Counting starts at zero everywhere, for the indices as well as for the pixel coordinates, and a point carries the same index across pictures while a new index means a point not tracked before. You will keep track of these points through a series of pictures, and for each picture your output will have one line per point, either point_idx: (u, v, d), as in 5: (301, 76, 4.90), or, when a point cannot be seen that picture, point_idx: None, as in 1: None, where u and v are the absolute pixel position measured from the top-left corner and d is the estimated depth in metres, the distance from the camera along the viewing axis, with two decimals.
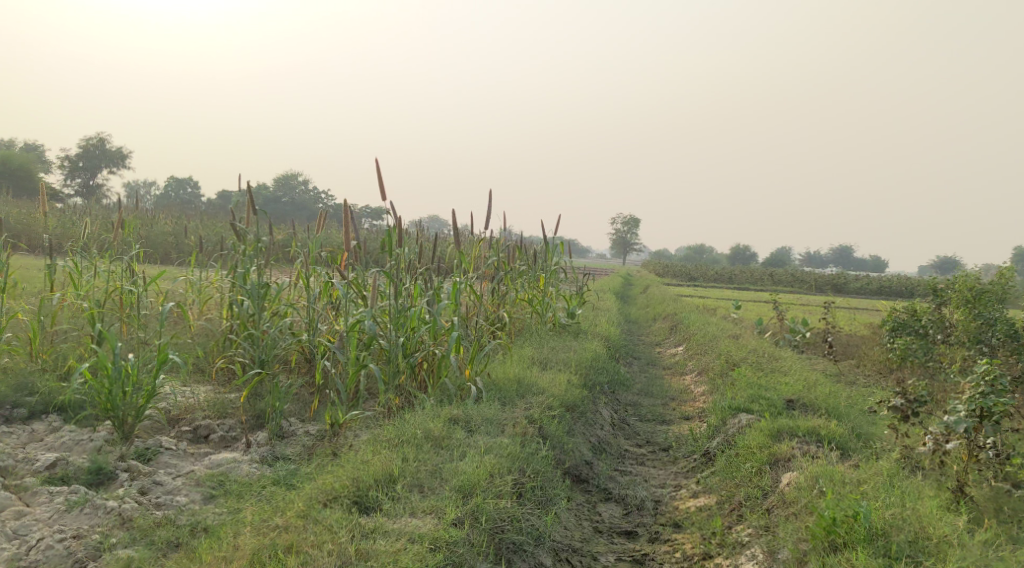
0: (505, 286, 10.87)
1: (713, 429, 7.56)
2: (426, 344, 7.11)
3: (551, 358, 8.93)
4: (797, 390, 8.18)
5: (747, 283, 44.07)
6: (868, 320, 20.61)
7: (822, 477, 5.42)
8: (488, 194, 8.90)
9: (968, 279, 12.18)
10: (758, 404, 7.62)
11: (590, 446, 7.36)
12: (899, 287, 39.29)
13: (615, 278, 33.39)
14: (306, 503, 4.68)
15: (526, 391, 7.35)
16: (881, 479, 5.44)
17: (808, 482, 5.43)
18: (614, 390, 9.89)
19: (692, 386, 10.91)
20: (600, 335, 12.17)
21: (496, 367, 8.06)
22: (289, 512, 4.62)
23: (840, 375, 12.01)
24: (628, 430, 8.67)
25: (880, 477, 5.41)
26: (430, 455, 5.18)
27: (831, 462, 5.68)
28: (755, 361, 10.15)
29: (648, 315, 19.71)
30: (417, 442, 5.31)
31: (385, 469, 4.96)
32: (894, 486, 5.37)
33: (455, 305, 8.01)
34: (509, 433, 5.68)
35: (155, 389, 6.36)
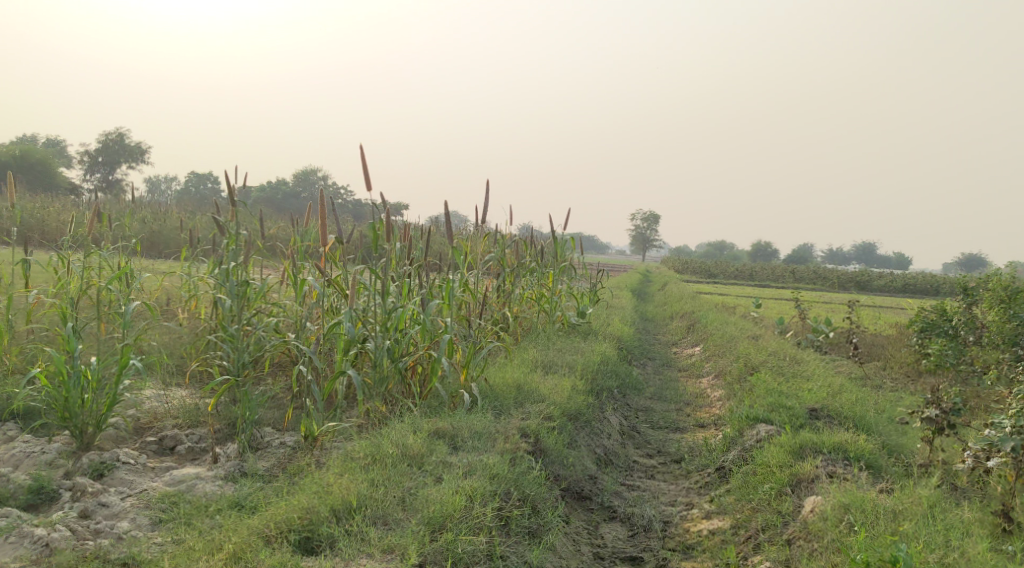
0: (510, 284, 10.29)
1: (729, 440, 6.95)
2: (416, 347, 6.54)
3: (557, 361, 8.34)
4: (822, 398, 7.55)
5: (769, 280, 43.23)
6: (895, 319, 19.88)
7: (852, 504, 4.81)
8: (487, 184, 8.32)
9: (1002, 278, 11.50)
10: (778, 413, 7.00)
11: (595, 458, 6.78)
12: (924, 285, 38.35)
13: (634, 274, 32.77)
14: (246, 540, 4.16)
15: (526, 399, 6.77)
16: (920, 510, 4.81)
17: (837, 513, 4.79)
18: (625, 394, 9.30)
19: (709, 389, 10.30)
20: (611, 335, 11.58)
21: (496, 370, 7.49)
22: (220, 552, 4.09)
23: (866, 379, 11.37)
24: (638, 438, 8.07)
25: (919, 508, 4.79)
26: (403, 479, 4.63)
27: (862, 488, 5.05)
28: (776, 365, 9.52)
29: (665, 314, 19.07)
30: (391, 463, 4.76)
31: (345, 498, 4.42)
32: (935, 519, 4.75)
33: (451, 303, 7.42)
34: (499, 450, 5.10)
35: (117, 397, 5.88)
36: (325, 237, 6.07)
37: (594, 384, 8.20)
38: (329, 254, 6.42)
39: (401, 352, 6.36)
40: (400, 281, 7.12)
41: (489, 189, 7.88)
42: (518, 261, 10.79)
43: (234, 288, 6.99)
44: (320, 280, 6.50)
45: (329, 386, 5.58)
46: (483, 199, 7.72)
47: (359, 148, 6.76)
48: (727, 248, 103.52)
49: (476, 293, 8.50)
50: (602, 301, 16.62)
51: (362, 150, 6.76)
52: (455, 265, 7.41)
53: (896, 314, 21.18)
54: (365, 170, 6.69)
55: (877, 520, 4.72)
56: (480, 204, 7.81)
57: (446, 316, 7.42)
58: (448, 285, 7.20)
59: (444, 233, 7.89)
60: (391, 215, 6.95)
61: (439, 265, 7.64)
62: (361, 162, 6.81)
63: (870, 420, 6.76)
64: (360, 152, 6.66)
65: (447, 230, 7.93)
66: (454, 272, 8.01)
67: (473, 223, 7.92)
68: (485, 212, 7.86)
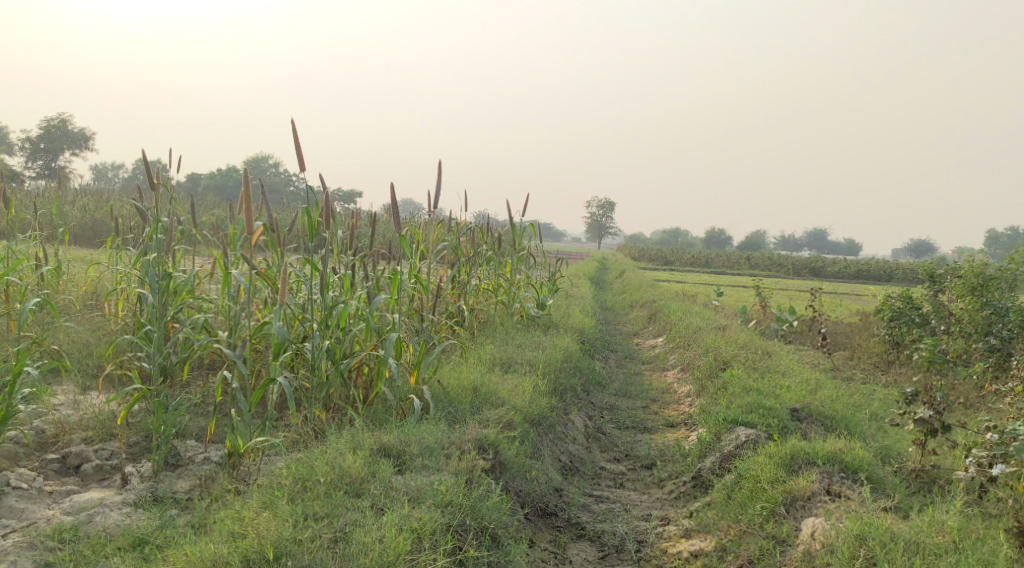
0: (465, 275, 9.62)
1: (705, 445, 6.37)
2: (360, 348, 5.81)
3: (516, 358, 7.69)
4: (801, 397, 7.03)
5: (726, 267, 43.19)
6: (855, 307, 19.67)
7: (865, 533, 4.27)
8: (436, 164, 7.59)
9: (973, 263, 11.13)
10: (757, 415, 6.47)
11: (559, 467, 6.15)
12: (878, 272, 38.62)
13: (590, 262, 32.32)
14: None
15: (483, 403, 6.10)
16: (949, 544, 4.28)
17: (851, 545, 4.24)
18: (589, 392, 8.71)
19: (676, 384, 9.77)
20: (572, 327, 10.97)
21: (451, 369, 6.80)
22: None
23: (836, 370, 10.96)
24: (604, 441, 7.46)
25: (947, 540, 4.28)
26: (340, 513, 3.95)
27: (868, 508, 4.52)
28: (747, 359, 9.02)
29: (625, 302, 18.57)
30: (327, 491, 4.07)
31: (264, 543, 3.71)
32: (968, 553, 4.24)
33: (398, 298, 6.69)
34: (453, 469, 4.44)
35: (12, 411, 5.09)
36: (253, 221, 5.19)
37: (556, 383, 7.56)
38: (259, 241, 5.61)
39: (343, 352, 5.62)
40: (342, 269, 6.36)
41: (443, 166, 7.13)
42: (473, 250, 10.11)
43: (156, 279, 6.14)
44: (247, 269, 5.66)
45: (261, 392, 4.78)
46: (436, 178, 6.96)
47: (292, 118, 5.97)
48: (682, 235, 103.98)
49: (429, 285, 7.81)
50: (560, 290, 16.01)
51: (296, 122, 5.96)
52: (405, 249, 6.67)
53: (855, 302, 21.03)
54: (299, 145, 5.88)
55: (891, 552, 4.20)
56: (432, 185, 7.06)
57: (394, 307, 6.71)
58: (397, 273, 6.45)
59: (392, 215, 7.13)
60: (331, 197, 6.18)
61: (384, 252, 6.88)
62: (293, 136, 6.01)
63: (860, 424, 6.42)
64: (292, 124, 5.84)
65: (396, 213, 7.16)
66: (402, 262, 7.28)
67: (426, 204, 7.15)
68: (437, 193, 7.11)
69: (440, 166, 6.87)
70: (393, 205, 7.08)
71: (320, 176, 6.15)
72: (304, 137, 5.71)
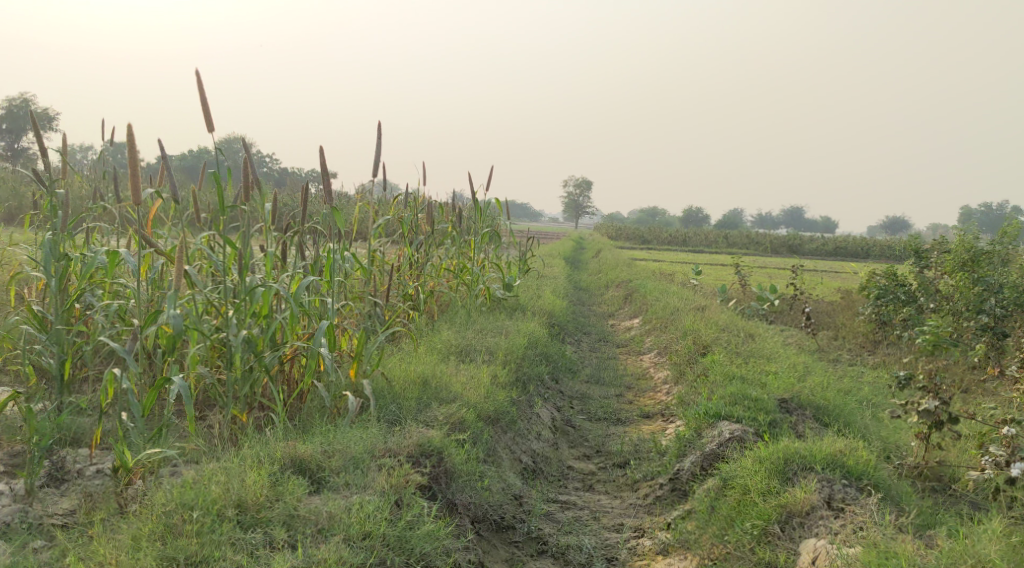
0: (423, 254, 8.84)
1: (683, 442, 5.64)
2: (286, 339, 4.98)
3: (475, 344, 6.93)
4: (790, 387, 6.34)
5: (703, 245, 42.64)
6: (837, 285, 19.13)
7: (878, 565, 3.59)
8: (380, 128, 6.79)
9: (965, 238, 10.49)
10: (742, 407, 5.76)
11: (519, 471, 5.41)
12: (855, 248, 38.29)
13: (566, 243, 31.59)
14: None
15: (433, 399, 5.32)
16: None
17: None
18: (557, 380, 8.00)
19: (652, 370, 9.07)
20: (542, 309, 10.23)
21: (402, 359, 6.03)
22: None
23: (820, 352, 10.35)
24: (573, 436, 6.75)
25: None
26: (222, 556, 3.25)
27: (887, 532, 3.80)
28: (730, 342, 8.32)
29: (601, 282, 17.88)
30: (209, 523, 3.36)
31: None
32: None
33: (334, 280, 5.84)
34: (379, 487, 3.76)
35: None
36: (137, 188, 4.27)
37: (518, 373, 6.80)
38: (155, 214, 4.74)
39: (267, 344, 4.82)
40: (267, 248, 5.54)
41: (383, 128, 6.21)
42: (432, 226, 9.30)
43: (53, 259, 5.28)
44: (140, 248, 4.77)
45: (155, 394, 3.97)
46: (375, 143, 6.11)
47: (195, 71, 5.08)
48: (660, 213, 103.56)
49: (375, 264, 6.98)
50: (533, 269, 15.27)
51: (200, 77, 5.07)
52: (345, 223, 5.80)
53: (835, 279, 20.50)
54: (202, 100, 4.99)
55: None
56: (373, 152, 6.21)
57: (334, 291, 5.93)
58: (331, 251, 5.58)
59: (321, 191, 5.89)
60: (249, 162, 5.28)
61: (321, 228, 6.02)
62: (196, 91, 5.13)
63: (857, 419, 5.83)
64: (198, 72, 4.87)
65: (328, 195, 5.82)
66: (344, 239, 6.42)
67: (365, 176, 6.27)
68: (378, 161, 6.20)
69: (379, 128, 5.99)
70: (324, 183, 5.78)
71: (234, 138, 5.18)
72: (206, 88, 4.80)
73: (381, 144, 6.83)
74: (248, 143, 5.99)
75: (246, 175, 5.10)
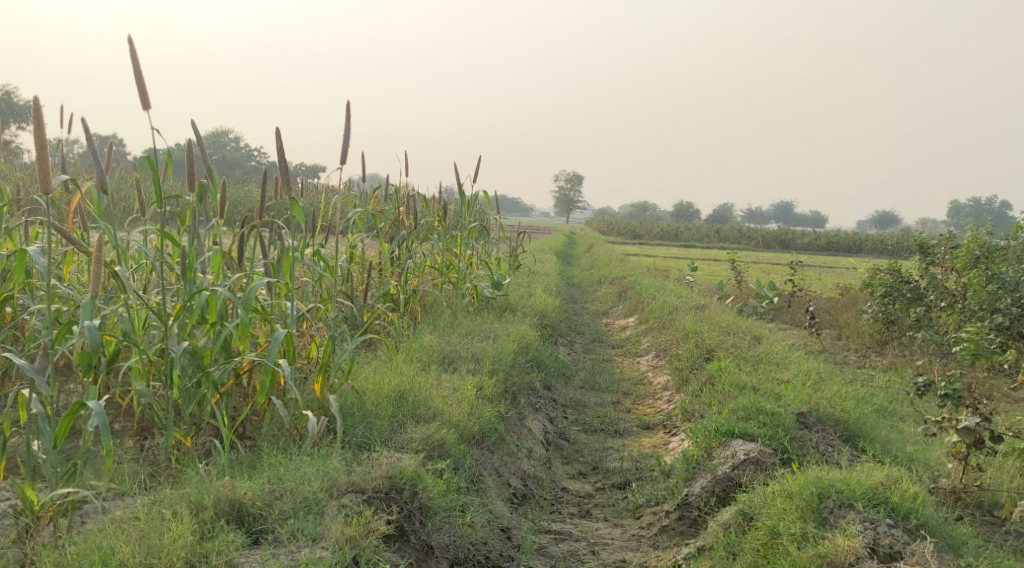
0: (405, 249, 8.20)
1: (691, 464, 5.00)
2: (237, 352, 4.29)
3: (459, 350, 6.29)
4: (808, 400, 5.75)
5: (695, 239, 42.10)
6: (834, 281, 18.61)
7: None
8: (350, 110, 6.11)
9: (978, 234, 9.89)
10: (757, 423, 5.15)
11: (507, 497, 4.77)
12: (848, 243, 37.85)
13: (556, 238, 31.01)
14: None
15: (409, 417, 4.68)
16: None
17: None
18: (549, 386, 7.39)
19: (650, 375, 8.46)
20: (532, 309, 9.60)
21: (376, 367, 5.40)
22: None
23: (826, 354, 9.77)
24: (567, 451, 6.13)
25: None
26: None
27: None
28: (735, 345, 7.71)
29: (593, 278, 17.29)
30: None
31: None
32: None
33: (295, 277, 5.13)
34: (333, 541, 3.17)
35: None
36: (45, 170, 3.58)
37: (507, 383, 6.14)
38: (77, 206, 4.05)
39: (216, 356, 4.18)
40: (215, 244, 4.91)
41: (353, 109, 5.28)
42: (415, 222, 8.65)
43: None
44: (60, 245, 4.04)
45: (70, 422, 3.31)
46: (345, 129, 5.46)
47: (126, 41, 4.42)
48: (650, 208, 103.08)
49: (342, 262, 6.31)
50: (523, 265, 14.63)
51: (132, 46, 4.33)
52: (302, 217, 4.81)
53: (833, 275, 19.98)
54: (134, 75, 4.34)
55: None
56: (342, 138, 5.54)
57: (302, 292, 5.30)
58: (290, 249, 4.90)
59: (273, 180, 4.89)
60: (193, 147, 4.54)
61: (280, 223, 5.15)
62: (129, 64, 4.47)
63: (876, 438, 5.45)
64: (128, 39, 4.11)
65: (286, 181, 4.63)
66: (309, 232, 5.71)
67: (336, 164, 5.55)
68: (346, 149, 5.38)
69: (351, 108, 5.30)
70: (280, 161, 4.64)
71: (175, 117, 4.42)
72: (137, 58, 4.11)
73: (350, 126, 6.14)
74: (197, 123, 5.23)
75: (189, 161, 4.44)
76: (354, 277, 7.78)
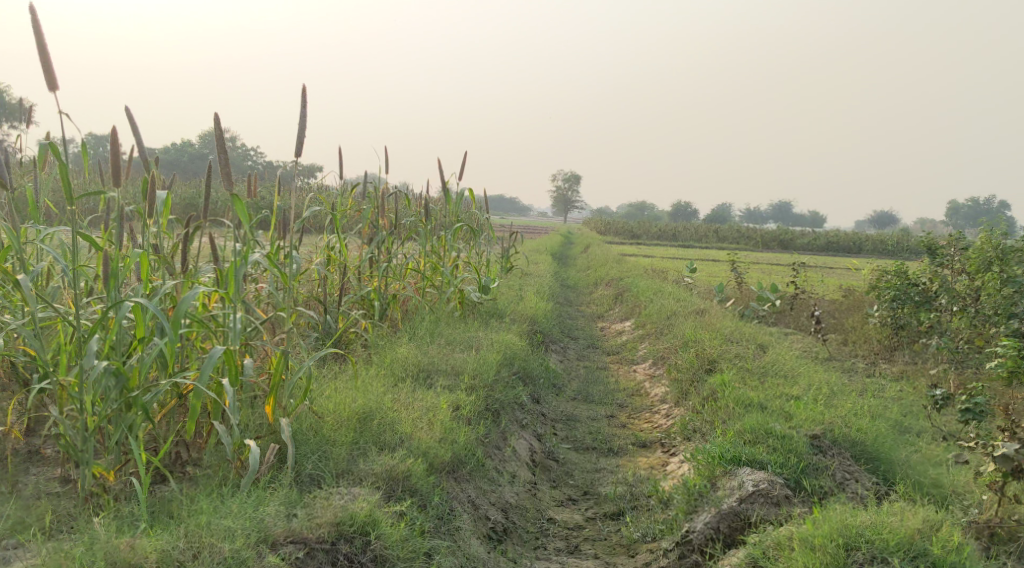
0: (386, 252, 7.66)
1: (693, 495, 4.43)
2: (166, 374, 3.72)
3: (438, 363, 5.72)
4: (821, 419, 5.20)
5: (693, 239, 41.55)
6: (838, 283, 18.04)
7: None
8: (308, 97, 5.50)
9: (994, 234, 9.31)
10: (765, 448, 4.61)
11: (483, 535, 4.20)
12: (846, 244, 37.26)
13: (552, 238, 30.46)
14: None
15: (372, 443, 4.13)
16: None
17: None
18: (538, 399, 6.83)
19: (647, 385, 7.91)
20: (522, 314, 9.05)
21: (343, 383, 4.84)
22: None
23: (833, 361, 9.22)
24: (556, 473, 5.57)
25: None
26: None
27: None
28: (738, 355, 7.14)
29: (589, 280, 16.75)
30: None
31: None
32: None
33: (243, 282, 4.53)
34: None
35: None
36: None
37: (488, 400, 5.55)
38: None
39: (144, 375, 3.66)
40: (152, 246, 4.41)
41: (308, 95, 4.65)
42: (396, 222, 8.08)
43: None
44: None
45: None
46: (302, 117, 4.88)
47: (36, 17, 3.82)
48: (648, 207, 102.48)
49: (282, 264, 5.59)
50: (517, 267, 14.06)
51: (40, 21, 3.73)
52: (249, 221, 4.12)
53: (836, 276, 19.40)
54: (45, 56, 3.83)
55: None
56: (298, 125, 4.92)
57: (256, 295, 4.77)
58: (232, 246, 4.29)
59: (216, 174, 4.30)
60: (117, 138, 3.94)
61: (229, 224, 4.55)
62: (42, 45, 3.97)
63: (897, 464, 4.95)
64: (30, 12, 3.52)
65: (226, 175, 3.96)
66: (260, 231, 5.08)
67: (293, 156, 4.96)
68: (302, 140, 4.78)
69: (306, 93, 4.71)
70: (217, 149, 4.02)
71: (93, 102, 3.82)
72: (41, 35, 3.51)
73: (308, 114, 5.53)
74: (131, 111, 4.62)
75: (112, 151, 3.92)
76: (329, 281, 7.24)
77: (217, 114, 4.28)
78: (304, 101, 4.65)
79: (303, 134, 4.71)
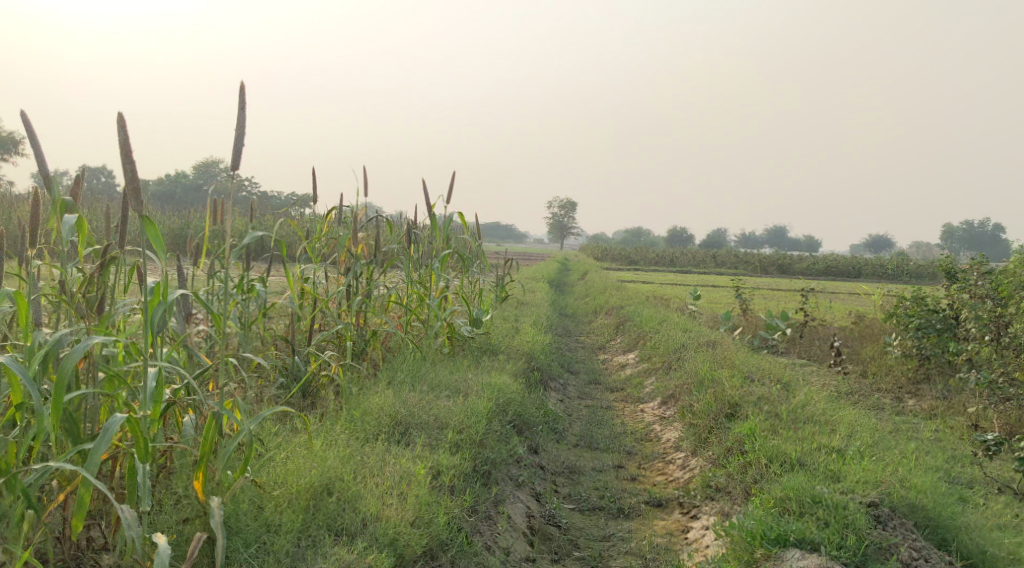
0: (366, 284, 6.82)
1: None
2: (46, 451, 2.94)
3: (419, 414, 4.88)
4: (875, 480, 4.35)
5: (692, 264, 40.82)
6: (847, 309, 17.29)
7: None
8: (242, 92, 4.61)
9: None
10: (815, 522, 3.86)
11: None
12: (847, 268, 36.57)
13: (546, 266, 29.70)
14: None
15: (325, 532, 3.34)
16: None
17: None
18: (536, 450, 5.98)
19: (656, 429, 7.06)
20: (517, 350, 8.22)
21: (300, 445, 4.03)
22: None
23: (859, 398, 8.40)
24: (558, 542, 4.71)
25: None
26: None
27: None
28: (763, 398, 6.30)
29: (588, 308, 15.94)
30: None
31: None
32: None
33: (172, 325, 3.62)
34: None
35: None
36: None
37: (477, 459, 4.70)
38: None
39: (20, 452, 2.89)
40: (62, 283, 3.58)
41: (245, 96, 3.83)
42: (377, 249, 7.27)
43: None
44: None
45: None
46: (241, 125, 4.06)
47: None
48: (643, 233, 101.97)
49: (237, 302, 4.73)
50: (511, 296, 13.23)
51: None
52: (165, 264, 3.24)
53: (844, 302, 18.62)
54: None
55: None
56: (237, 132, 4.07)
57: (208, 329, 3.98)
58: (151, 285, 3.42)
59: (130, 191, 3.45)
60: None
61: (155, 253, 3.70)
62: None
63: (969, 537, 4.12)
64: None
65: (133, 192, 3.11)
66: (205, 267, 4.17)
67: (229, 171, 4.12)
68: (240, 150, 3.93)
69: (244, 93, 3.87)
70: (122, 161, 3.25)
71: None
72: None
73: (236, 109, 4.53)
74: (32, 120, 3.78)
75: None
76: (300, 318, 6.39)
77: (126, 115, 3.38)
78: (241, 104, 3.83)
79: (240, 142, 3.88)
